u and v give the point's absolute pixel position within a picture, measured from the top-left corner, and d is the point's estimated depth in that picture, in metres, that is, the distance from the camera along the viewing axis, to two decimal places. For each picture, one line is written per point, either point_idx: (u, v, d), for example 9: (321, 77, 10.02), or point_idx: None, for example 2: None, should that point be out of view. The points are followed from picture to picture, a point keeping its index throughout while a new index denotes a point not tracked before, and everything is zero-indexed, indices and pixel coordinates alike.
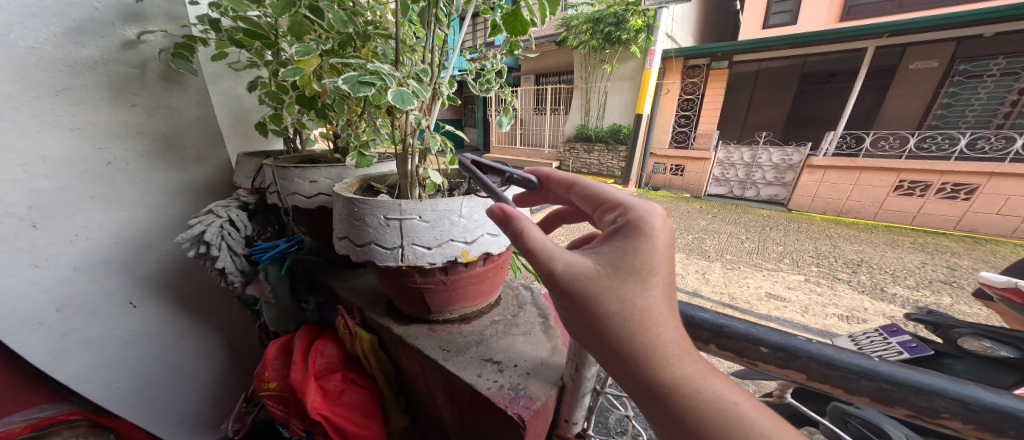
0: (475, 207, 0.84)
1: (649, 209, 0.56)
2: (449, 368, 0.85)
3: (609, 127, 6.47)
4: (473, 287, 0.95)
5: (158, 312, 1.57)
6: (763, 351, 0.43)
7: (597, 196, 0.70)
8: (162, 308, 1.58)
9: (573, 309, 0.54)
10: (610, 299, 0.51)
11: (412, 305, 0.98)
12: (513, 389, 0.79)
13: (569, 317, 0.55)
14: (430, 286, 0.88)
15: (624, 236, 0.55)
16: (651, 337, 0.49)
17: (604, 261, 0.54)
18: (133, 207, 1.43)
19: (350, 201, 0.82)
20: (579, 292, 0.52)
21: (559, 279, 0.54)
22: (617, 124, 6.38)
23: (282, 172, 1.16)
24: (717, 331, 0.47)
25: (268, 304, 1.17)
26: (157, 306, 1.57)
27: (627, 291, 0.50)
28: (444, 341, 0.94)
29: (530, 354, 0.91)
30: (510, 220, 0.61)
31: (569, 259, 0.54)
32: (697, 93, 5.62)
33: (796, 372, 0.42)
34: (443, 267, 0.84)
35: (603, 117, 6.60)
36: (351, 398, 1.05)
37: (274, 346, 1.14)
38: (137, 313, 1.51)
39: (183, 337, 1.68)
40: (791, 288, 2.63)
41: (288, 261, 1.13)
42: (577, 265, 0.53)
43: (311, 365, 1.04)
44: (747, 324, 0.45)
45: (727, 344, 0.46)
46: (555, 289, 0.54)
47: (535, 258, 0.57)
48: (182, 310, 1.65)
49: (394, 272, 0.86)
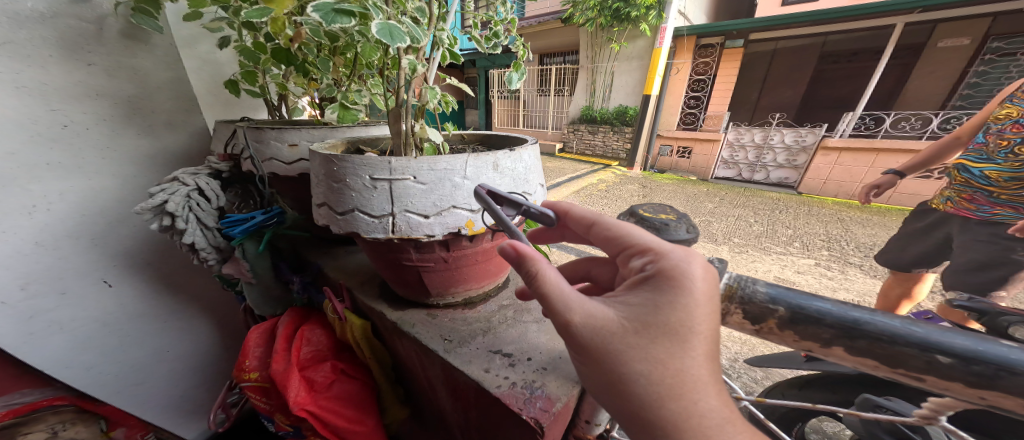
0: (481, 168, 0.68)
1: (687, 258, 0.46)
2: (450, 362, 0.72)
3: (615, 108, 6.18)
4: (479, 268, 0.81)
5: (138, 295, 1.45)
6: (941, 362, 0.34)
7: (621, 238, 0.56)
8: (142, 290, 1.45)
9: (590, 364, 0.47)
10: (638, 359, 0.43)
11: (408, 287, 0.83)
12: (528, 388, 0.65)
13: (583, 369, 0.48)
14: (428, 265, 0.74)
15: (657, 287, 0.46)
16: (688, 405, 0.41)
17: (631, 314, 0.45)
18: (100, 177, 1.27)
19: (329, 159, 0.66)
20: (600, 348, 0.45)
21: (576, 333, 0.46)
22: (623, 105, 6.09)
23: (257, 135, 1.00)
24: (854, 329, 0.38)
25: (248, 285, 1.03)
26: (136, 287, 1.44)
27: (658, 351, 0.43)
28: (444, 330, 0.80)
29: (545, 346, 0.77)
30: (523, 261, 0.49)
31: (589, 309, 0.46)
32: (709, 73, 5.31)
33: (1007, 397, 0.32)
34: (445, 242, 0.70)
35: (608, 99, 6.30)
36: (342, 390, 0.92)
37: (254, 332, 1.01)
38: (114, 296, 1.38)
39: (168, 321, 1.56)
40: (805, 272, 2.49)
41: (267, 236, 0.98)
42: (598, 317, 0.45)
43: (295, 356, 0.91)
44: (903, 323, 0.36)
45: (871, 348, 0.37)
46: (571, 341, 0.47)
47: (549, 305, 0.48)
48: (165, 294, 1.52)
49: (386, 248, 0.71)
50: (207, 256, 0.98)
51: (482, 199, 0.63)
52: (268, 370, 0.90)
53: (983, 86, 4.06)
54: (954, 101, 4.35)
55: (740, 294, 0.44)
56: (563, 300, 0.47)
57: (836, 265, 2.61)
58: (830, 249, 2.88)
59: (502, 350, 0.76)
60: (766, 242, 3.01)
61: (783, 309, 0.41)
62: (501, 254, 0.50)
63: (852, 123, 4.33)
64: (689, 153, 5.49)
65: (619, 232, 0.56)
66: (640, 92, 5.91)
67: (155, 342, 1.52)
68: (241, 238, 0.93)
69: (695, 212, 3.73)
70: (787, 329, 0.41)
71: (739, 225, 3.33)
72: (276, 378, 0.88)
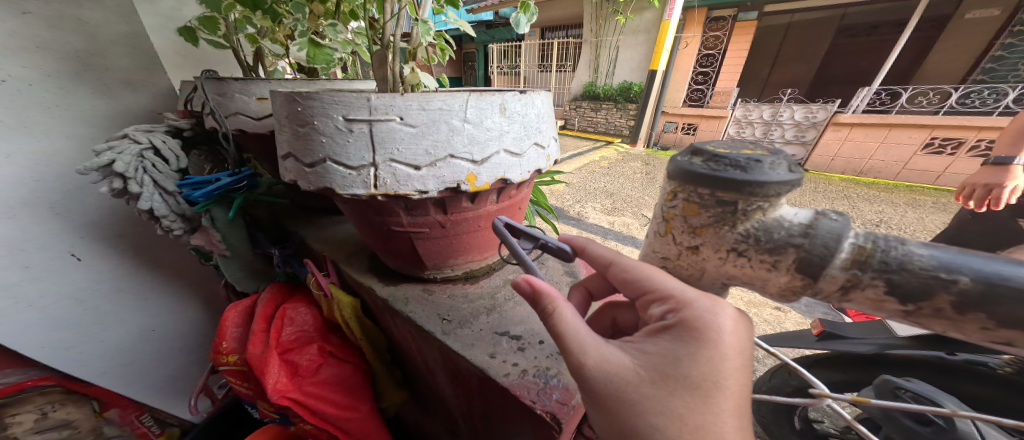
0: (485, 110, 0.55)
1: (713, 308, 0.38)
2: (450, 346, 0.61)
3: (618, 85, 5.86)
4: (482, 236, 0.69)
5: (116, 272, 1.32)
6: None
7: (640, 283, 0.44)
8: (118, 268, 1.32)
9: (598, 411, 0.42)
10: (653, 413, 0.38)
11: (400, 259, 0.72)
12: (541, 377, 0.55)
13: (591, 416, 0.43)
14: (423, 231, 0.62)
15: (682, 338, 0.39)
16: None
17: (648, 363, 0.40)
18: (50, 137, 1.08)
19: (292, 98, 0.53)
20: (611, 397, 0.40)
21: (589, 378, 0.41)
22: (627, 81, 5.76)
23: (219, 87, 0.86)
24: None
25: (223, 259, 0.92)
26: (111, 265, 1.30)
27: (678, 408, 0.37)
28: (442, 308, 0.69)
29: None
30: (536, 294, 0.46)
31: (604, 352, 0.41)
32: (719, 48, 4.99)
33: None
34: (442, 202, 0.58)
35: (612, 74, 5.97)
36: (330, 374, 0.82)
37: (231, 310, 0.90)
38: (87, 274, 1.25)
39: (149, 299, 1.45)
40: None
41: (238, 202, 0.85)
42: (612, 362, 0.41)
43: (274, 338, 0.80)
44: None
45: None
46: (581, 385, 0.42)
47: (559, 345, 0.44)
48: (145, 271, 1.41)
49: (371, 210, 0.59)
50: (171, 225, 0.86)
51: (500, 232, 0.60)
52: (245, 353, 0.80)
53: (1007, 59, 3.72)
54: (976, 76, 4.07)
55: (890, 261, 0.25)
56: (575, 340, 0.42)
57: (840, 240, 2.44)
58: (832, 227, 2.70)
59: (509, 331, 0.64)
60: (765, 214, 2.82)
61: (972, 281, 0.23)
62: (514, 289, 0.47)
63: (868, 98, 4.08)
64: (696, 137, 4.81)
65: (639, 276, 0.43)
66: (646, 68, 5.56)
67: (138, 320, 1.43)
68: (205, 204, 0.80)
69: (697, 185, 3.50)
70: (977, 314, 0.23)
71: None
72: (253, 362, 0.78)
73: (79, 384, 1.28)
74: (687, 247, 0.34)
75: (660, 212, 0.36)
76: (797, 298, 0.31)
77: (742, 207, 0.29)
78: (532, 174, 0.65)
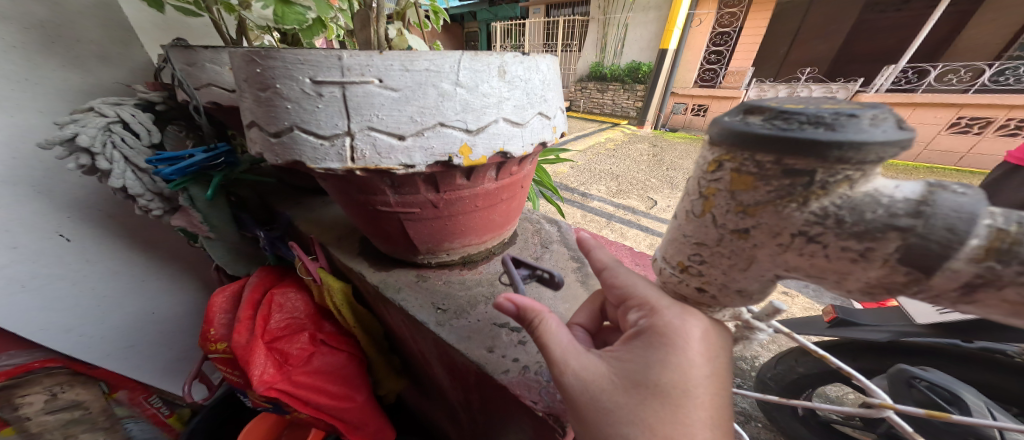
0: (480, 72, 0.48)
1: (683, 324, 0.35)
2: (444, 339, 0.55)
3: (626, 65, 5.60)
4: (479, 218, 0.62)
5: (110, 255, 1.28)
6: None
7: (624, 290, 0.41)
8: (110, 251, 1.28)
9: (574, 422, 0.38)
10: (625, 423, 0.34)
11: (391, 244, 0.65)
12: (545, 375, 0.49)
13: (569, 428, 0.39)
14: (413, 211, 0.56)
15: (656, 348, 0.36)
16: None
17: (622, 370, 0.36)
18: (24, 112, 1.01)
19: (251, 57, 0.46)
20: (584, 405, 0.36)
21: (565, 385, 0.38)
22: (635, 61, 5.50)
23: (188, 56, 0.80)
24: None
25: (207, 241, 0.87)
26: (103, 249, 1.26)
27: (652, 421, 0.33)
28: (437, 296, 0.63)
29: (562, 316, 0.58)
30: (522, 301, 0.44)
31: (583, 358, 0.38)
32: (734, 25, 4.61)
33: None
34: (433, 178, 0.52)
35: (621, 54, 5.71)
36: (321, 363, 0.77)
37: (218, 295, 0.85)
38: (80, 257, 1.20)
39: (146, 282, 1.42)
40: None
41: (216, 179, 0.78)
42: (589, 370, 0.37)
43: (260, 326, 0.75)
44: None
45: None
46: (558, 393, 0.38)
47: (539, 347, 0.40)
48: (138, 255, 1.37)
49: (354, 188, 0.53)
50: (149, 204, 0.82)
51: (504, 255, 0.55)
52: (230, 342, 0.75)
53: None
54: (1012, 51, 3.77)
55: None
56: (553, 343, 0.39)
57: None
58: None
59: (510, 322, 0.58)
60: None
61: None
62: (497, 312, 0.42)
63: (893, 76, 3.83)
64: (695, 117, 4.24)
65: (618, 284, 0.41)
66: (656, 47, 5.29)
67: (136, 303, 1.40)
68: (180, 183, 0.74)
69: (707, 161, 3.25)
70: None
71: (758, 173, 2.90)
72: (239, 351, 0.73)
73: (85, 366, 1.29)
74: (733, 228, 0.28)
75: (697, 187, 0.30)
76: (886, 296, 0.24)
77: (822, 178, 0.22)
78: (534, 148, 0.57)
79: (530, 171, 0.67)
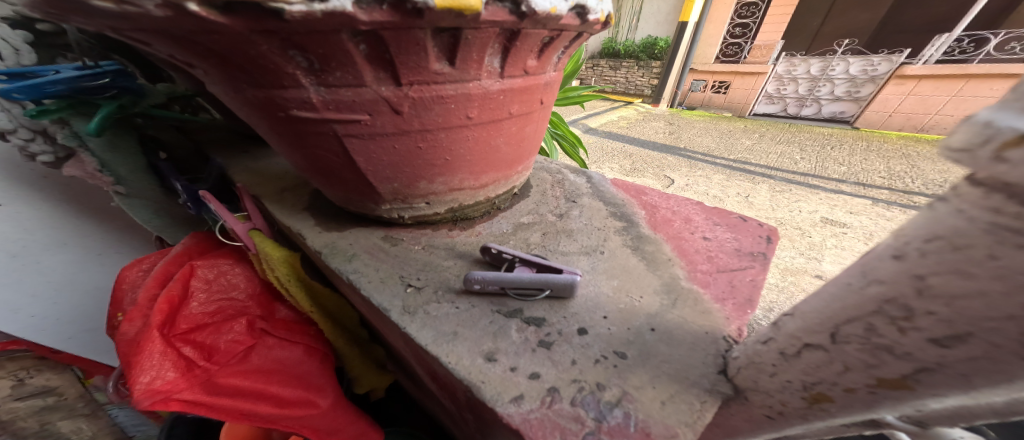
0: None
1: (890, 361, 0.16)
2: (414, 338, 0.32)
3: (642, 40, 4.15)
4: (475, 144, 0.38)
5: (54, 218, 0.76)
6: None
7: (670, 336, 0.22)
8: (55, 211, 0.76)
9: None
10: None
11: (345, 187, 0.41)
12: (587, 409, 0.26)
13: None
14: (358, 122, 0.31)
15: None
16: None
17: None
18: None
19: None
20: None
21: None
22: (652, 36, 4.13)
23: None
24: None
25: (119, 198, 0.62)
26: (43, 206, 0.74)
27: None
28: (409, 266, 0.40)
29: (610, 300, 0.35)
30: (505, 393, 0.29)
31: None
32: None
33: None
34: (384, 51, 0.27)
35: (636, 28, 4.35)
36: (260, 360, 0.55)
37: (131, 269, 0.62)
38: (16, 223, 0.70)
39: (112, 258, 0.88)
40: (870, 191, 1.83)
41: (106, 111, 0.47)
42: None
43: (161, 313, 0.53)
44: None
45: None
46: None
47: None
48: (98, 219, 0.84)
49: (237, 72, 0.28)
50: (31, 145, 0.53)
51: (512, 261, 0.38)
52: (119, 334, 0.53)
53: None
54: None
55: None
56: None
57: (899, 182, 1.93)
58: (890, 167, 2.15)
59: (524, 310, 0.34)
60: (807, 158, 2.30)
61: None
62: (487, 414, 0.29)
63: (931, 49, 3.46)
64: (725, 90, 3.57)
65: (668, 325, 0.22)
66: (676, 20, 4.02)
67: (105, 282, 0.88)
68: (43, 113, 0.44)
69: (733, 132, 2.88)
70: None
71: (788, 144, 2.58)
72: (129, 347, 0.51)
73: (50, 349, 0.83)
74: None
75: None
76: None
77: None
78: (572, 18, 0.30)
79: (555, 80, 0.41)
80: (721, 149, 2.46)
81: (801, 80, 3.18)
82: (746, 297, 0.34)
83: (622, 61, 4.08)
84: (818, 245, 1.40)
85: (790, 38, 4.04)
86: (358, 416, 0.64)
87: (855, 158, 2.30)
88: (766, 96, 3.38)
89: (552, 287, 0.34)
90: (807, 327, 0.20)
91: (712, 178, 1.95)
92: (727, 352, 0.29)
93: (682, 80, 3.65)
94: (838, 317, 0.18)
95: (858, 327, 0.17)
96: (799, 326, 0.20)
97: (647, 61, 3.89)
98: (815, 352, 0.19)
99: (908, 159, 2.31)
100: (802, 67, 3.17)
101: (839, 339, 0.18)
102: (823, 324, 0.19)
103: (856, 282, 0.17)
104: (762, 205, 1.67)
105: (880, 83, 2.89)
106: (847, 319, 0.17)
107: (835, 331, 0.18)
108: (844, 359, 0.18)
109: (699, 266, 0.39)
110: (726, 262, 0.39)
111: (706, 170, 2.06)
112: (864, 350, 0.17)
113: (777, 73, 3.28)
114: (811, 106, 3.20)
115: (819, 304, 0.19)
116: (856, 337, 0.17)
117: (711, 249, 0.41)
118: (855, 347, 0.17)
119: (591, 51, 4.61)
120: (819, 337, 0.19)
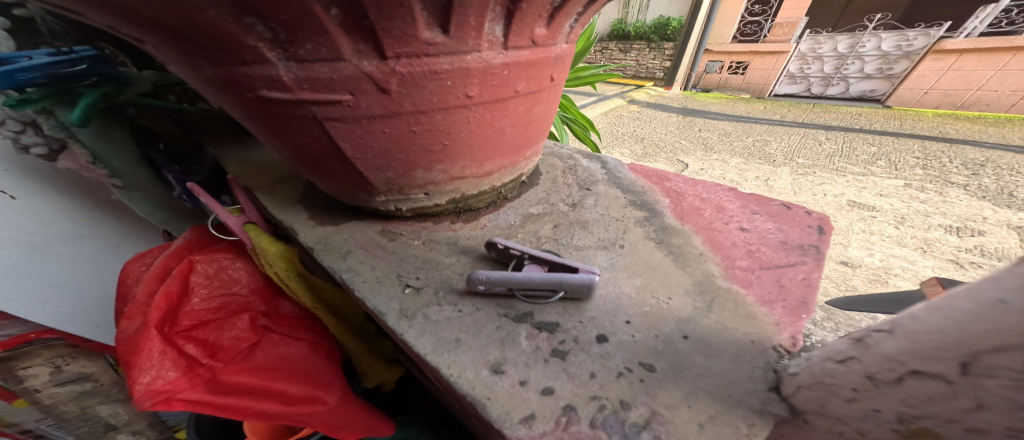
0: None
1: None
2: (412, 346, 0.29)
3: (653, 20, 3.89)
4: (477, 126, 0.33)
5: (71, 209, 0.73)
6: None
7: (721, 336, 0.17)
8: (71, 203, 0.73)
9: None
10: None
11: (336, 177, 0.37)
12: (612, 432, 0.22)
13: None
14: (341, 103, 0.27)
15: None
16: None
17: None
18: None
19: None
20: None
21: None
22: (664, 15, 3.84)
23: None
24: None
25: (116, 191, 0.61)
26: (58, 199, 0.71)
27: None
28: (408, 264, 0.37)
29: (632, 303, 0.31)
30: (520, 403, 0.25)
31: None
32: None
33: None
34: (362, 16, 0.22)
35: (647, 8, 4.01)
36: (265, 357, 0.53)
37: (134, 263, 0.61)
38: (31, 216, 0.67)
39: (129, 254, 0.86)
40: (902, 173, 1.70)
41: (85, 96, 0.44)
42: None
43: (160, 311, 0.51)
44: None
45: None
46: None
47: None
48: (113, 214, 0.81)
49: (191, 44, 0.24)
50: (21, 137, 0.52)
51: (508, 258, 0.34)
52: (120, 332, 0.52)
53: None
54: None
55: None
56: None
57: (934, 163, 1.79)
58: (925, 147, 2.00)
59: (535, 314, 0.31)
60: (833, 138, 2.16)
61: None
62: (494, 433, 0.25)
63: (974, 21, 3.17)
64: (742, 71, 3.37)
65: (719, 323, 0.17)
66: None
67: None
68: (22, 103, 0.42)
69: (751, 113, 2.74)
70: None
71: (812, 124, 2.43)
72: (129, 346, 0.50)
73: (81, 337, 0.79)
74: None
75: None
76: None
77: None
78: None
79: (567, 54, 0.36)
80: (739, 131, 2.33)
81: (827, 58, 2.96)
82: (799, 299, 0.30)
83: (632, 43, 3.87)
84: (844, 230, 1.31)
85: (816, 14, 3.76)
86: (369, 411, 0.62)
87: (887, 138, 2.15)
88: (788, 75, 3.17)
89: (565, 286, 0.30)
90: (917, 351, 0.15)
91: (729, 162, 1.85)
92: (779, 364, 0.24)
93: (697, 60, 3.45)
94: (974, 343, 0.13)
95: (1014, 360, 0.12)
96: (900, 347, 0.16)
97: (659, 42, 3.66)
98: (930, 383, 0.15)
99: (947, 136, 2.14)
100: (828, 44, 2.94)
101: (975, 370, 0.13)
102: (948, 349, 0.14)
103: (1015, 301, 0.12)
104: (784, 189, 1.58)
105: (915, 59, 2.68)
106: (993, 348, 0.12)
107: (969, 360, 0.13)
108: (978, 395, 0.14)
109: (737, 262, 0.34)
110: (770, 257, 0.34)
111: (722, 154, 1.95)
112: (1018, 388, 0.12)
113: (801, 51, 3.06)
114: (837, 84, 2.99)
115: (941, 322, 0.14)
116: (1007, 372, 0.12)
117: (750, 241, 0.36)
118: (1001, 383, 0.13)
119: (598, 34, 4.41)
120: (940, 365, 0.14)
